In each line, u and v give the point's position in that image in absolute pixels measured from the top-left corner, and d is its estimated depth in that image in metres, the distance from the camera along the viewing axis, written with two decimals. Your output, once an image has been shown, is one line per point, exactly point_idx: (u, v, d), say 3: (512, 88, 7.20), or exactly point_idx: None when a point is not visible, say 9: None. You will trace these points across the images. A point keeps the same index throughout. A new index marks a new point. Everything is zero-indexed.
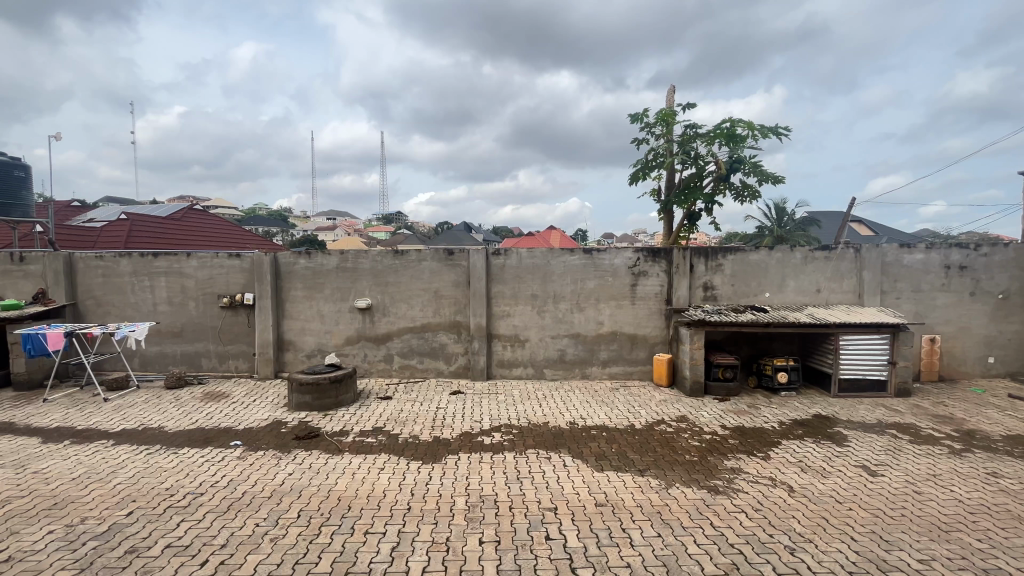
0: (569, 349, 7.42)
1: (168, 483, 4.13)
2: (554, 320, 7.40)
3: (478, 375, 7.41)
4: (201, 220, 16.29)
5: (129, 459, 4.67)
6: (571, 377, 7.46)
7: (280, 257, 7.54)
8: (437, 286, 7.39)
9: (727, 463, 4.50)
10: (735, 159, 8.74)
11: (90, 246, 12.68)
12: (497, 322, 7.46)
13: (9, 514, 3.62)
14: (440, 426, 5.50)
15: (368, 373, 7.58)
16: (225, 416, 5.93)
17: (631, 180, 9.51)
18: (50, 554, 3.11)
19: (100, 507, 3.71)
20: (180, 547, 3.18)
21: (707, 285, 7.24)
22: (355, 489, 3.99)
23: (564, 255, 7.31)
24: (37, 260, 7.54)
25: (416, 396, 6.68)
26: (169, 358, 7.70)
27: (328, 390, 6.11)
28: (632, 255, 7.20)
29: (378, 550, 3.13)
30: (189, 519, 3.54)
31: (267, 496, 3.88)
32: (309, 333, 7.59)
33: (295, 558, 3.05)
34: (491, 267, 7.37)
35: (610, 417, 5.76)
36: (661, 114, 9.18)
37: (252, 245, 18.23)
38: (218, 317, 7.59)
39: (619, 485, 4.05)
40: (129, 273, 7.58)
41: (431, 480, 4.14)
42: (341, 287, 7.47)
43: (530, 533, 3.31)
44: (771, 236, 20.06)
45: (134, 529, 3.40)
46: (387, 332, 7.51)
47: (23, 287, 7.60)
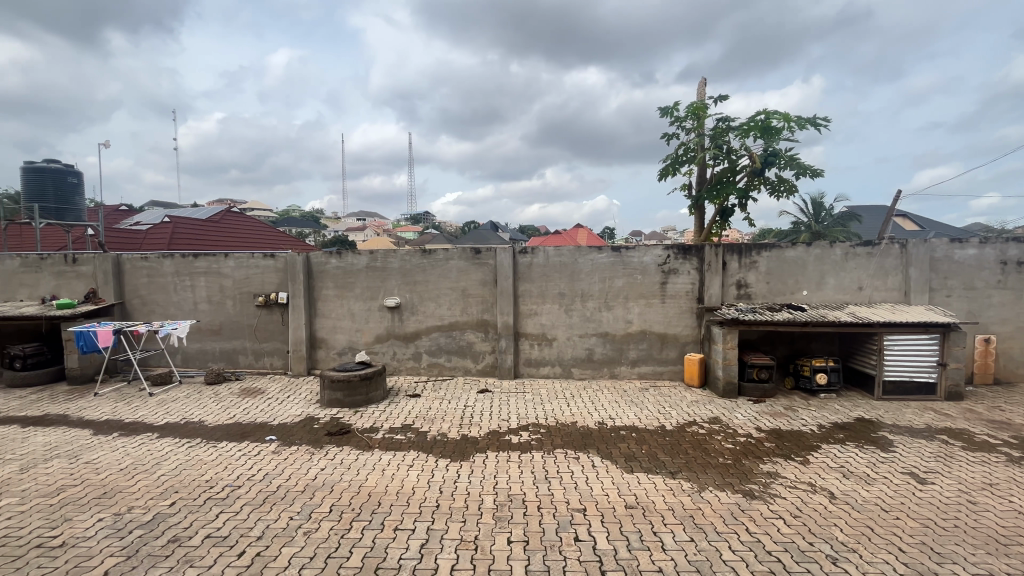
0: (596, 348, 7.33)
1: (206, 475, 4.28)
2: (581, 319, 7.32)
3: (506, 374, 7.41)
4: (238, 221, 16.84)
5: (172, 451, 4.87)
6: (600, 377, 7.37)
7: (312, 257, 7.73)
8: (465, 285, 7.43)
9: (763, 467, 4.34)
10: (770, 152, 8.44)
11: (136, 248, 13.30)
12: (525, 321, 7.44)
13: (64, 502, 3.82)
14: (469, 425, 5.51)
15: (398, 371, 7.69)
16: (261, 411, 6.12)
17: (660, 176, 9.30)
18: (100, 541, 3.26)
19: (146, 497, 3.88)
20: (219, 538, 3.29)
21: (741, 283, 7.02)
22: (385, 486, 4.04)
23: (592, 253, 7.21)
24: (89, 262, 7.97)
25: (444, 394, 6.73)
26: (209, 355, 8.01)
27: (359, 386, 6.22)
28: (661, 252, 7.08)
29: (408, 546, 3.16)
30: (228, 510, 3.66)
31: (301, 491, 3.97)
32: (340, 331, 7.74)
33: (327, 552, 3.10)
34: (518, 265, 7.36)
35: (640, 418, 5.65)
36: (691, 107, 8.95)
37: (286, 245, 18.88)
38: (254, 315, 7.84)
39: (651, 487, 3.97)
40: (172, 273, 7.91)
41: (459, 478, 4.16)
42: (371, 286, 7.59)
43: (559, 534, 3.28)
44: (809, 232, 19.36)
45: (176, 519, 3.54)
46: (416, 330, 7.59)
47: (76, 287, 8.06)
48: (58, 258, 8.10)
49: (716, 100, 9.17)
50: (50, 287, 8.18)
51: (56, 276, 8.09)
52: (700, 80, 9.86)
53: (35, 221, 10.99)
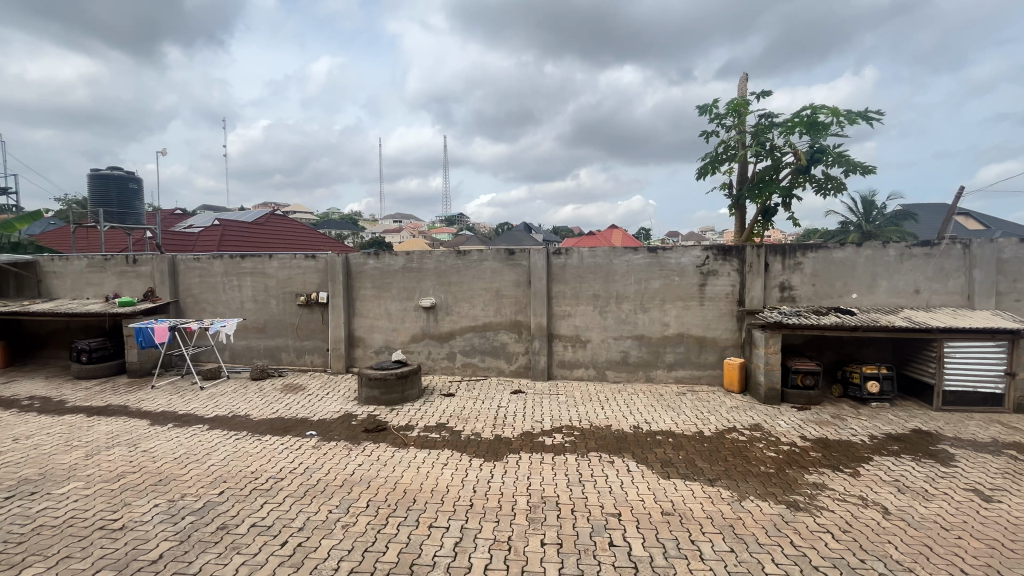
0: (632, 351, 7.20)
1: (252, 467, 4.47)
2: (616, 321, 7.22)
3: (539, 375, 7.40)
4: (282, 224, 17.52)
5: (221, 443, 5.12)
6: (635, 380, 7.24)
7: (351, 258, 7.95)
8: (499, 286, 7.46)
9: (809, 477, 4.15)
10: (816, 149, 8.08)
11: (188, 250, 14.06)
12: (558, 322, 7.40)
13: (124, 487, 4.07)
14: (502, 425, 5.53)
15: (432, 371, 7.81)
16: (302, 407, 6.34)
17: (698, 175, 9.06)
18: (155, 526, 3.46)
19: (197, 485, 4.09)
20: (263, 527, 3.43)
21: (784, 286, 6.75)
22: (420, 483, 4.10)
23: (628, 254, 7.10)
24: (148, 262, 8.50)
25: (478, 394, 6.78)
26: (255, 351, 8.36)
27: (395, 385, 6.35)
28: (700, 253, 6.88)
29: (442, 544, 3.19)
30: (271, 501, 3.81)
31: (339, 485, 4.09)
32: (377, 330, 7.93)
33: (364, 546, 3.18)
34: (552, 266, 7.33)
35: (677, 423, 5.52)
36: (732, 104, 8.68)
37: (326, 247, 19.54)
38: (296, 314, 8.13)
39: (689, 494, 3.86)
40: (221, 273, 8.32)
41: (493, 478, 4.17)
42: (407, 286, 7.74)
43: (593, 538, 3.24)
44: (858, 232, 18.46)
45: (224, 507, 3.72)
46: (450, 330, 7.68)
47: (136, 286, 8.60)
48: (120, 259, 8.67)
49: (759, 96, 8.86)
50: (113, 286, 8.77)
51: (119, 275, 8.67)
52: (741, 76, 9.55)
53: (100, 225, 11.80)
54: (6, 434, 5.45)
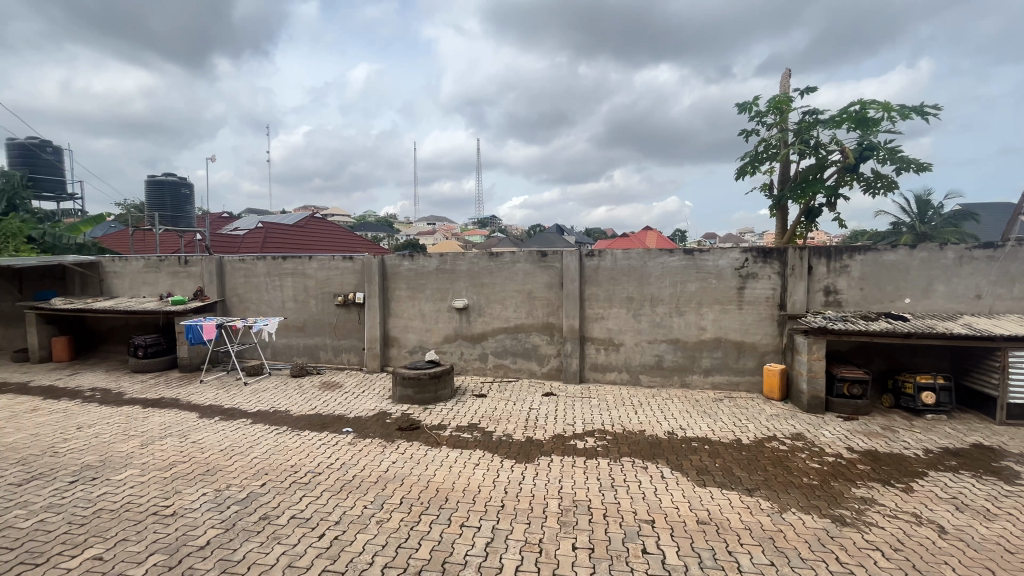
0: (666, 355, 7.05)
1: (292, 461, 4.64)
2: (650, 324, 7.09)
3: (571, 378, 7.35)
4: (321, 226, 18.12)
5: (263, 436, 5.33)
6: (670, 385, 7.08)
7: (387, 260, 8.14)
8: (531, 287, 7.45)
9: (856, 491, 3.95)
10: (865, 146, 7.70)
11: (234, 251, 14.72)
12: (591, 325, 7.33)
13: (175, 476, 4.31)
14: (534, 427, 5.52)
15: (464, 371, 7.88)
16: (339, 404, 6.53)
17: (737, 176, 8.79)
18: (203, 513, 3.64)
19: (241, 477, 4.28)
20: (302, 519, 3.55)
21: (830, 290, 6.45)
22: (452, 482, 4.15)
23: (663, 256, 6.97)
24: (198, 263, 8.97)
25: (509, 396, 6.79)
26: (295, 349, 8.66)
27: (428, 384, 6.44)
28: (738, 255, 6.66)
29: (474, 543, 3.21)
30: (310, 494, 3.94)
31: (374, 481, 4.19)
32: (411, 330, 8.07)
33: (398, 542, 3.24)
34: (585, 268, 7.27)
35: (713, 430, 5.36)
36: (774, 101, 8.38)
37: (363, 249, 20.09)
38: (334, 314, 8.38)
39: (726, 503, 3.74)
40: (264, 274, 8.68)
41: (524, 480, 4.17)
42: (440, 287, 7.85)
43: (626, 544, 3.19)
44: (912, 233, 17.47)
45: (266, 499, 3.87)
46: (483, 331, 7.73)
47: (188, 286, 9.09)
48: (173, 260, 9.18)
49: (803, 92, 8.52)
50: (166, 285, 9.29)
51: (172, 275, 9.17)
52: (784, 72, 9.20)
53: (155, 228, 12.53)
54: (71, 422, 5.85)
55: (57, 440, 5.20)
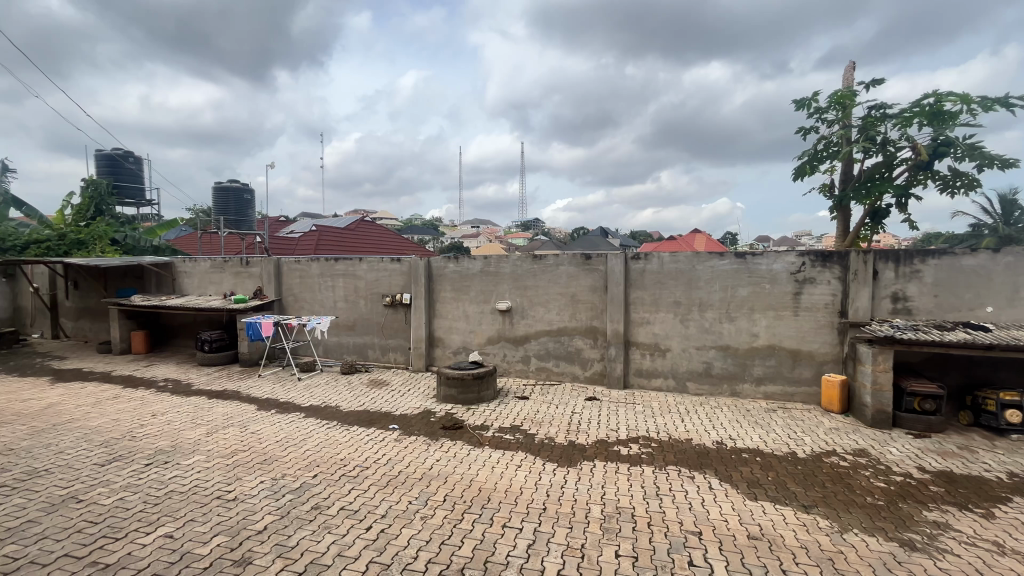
0: (715, 362, 6.81)
1: (341, 454, 4.83)
2: (698, 330, 6.86)
3: (615, 383, 7.23)
4: (371, 229, 18.84)
5: (315, 430, 5.59)
6: (719, 394, 6.83)
7: (432, 262, 8.32)
8: (574, 290, 7.40)
9: (927, 515, 3.65)
10: (940, 142, 7.13)
11: (291, 253, 15.51)
12: (636, 329, 7.19)
13: (236, 464, 4.59)
14: (576, 431, 5.48)
15: (507, 373, 7.92)
16: (386, 401, 6.74)
17: (794, 176, 8.37)
18: (261, 500, 3.86)
19: (295, 467, 4.50)
20: (351, 511, 3.69)
21: (898, 296, 6.02)
22: (494, 483, 4.18)
23: (712, 259, 6.74)
24: (258, 264, 9.53)
25: (552, 399, 6.76)
26: (345, 348, 9.01)
27: (471, 385, 6.53)
28: (795, 259, 6.34)
29: (516, 544, 3.23)
30: (358, 487, 4.09)
31: (418, 477, 4.29)
32: (455, 331, 8.21)
33: (441, 538, 3.30)
34: (630, 271, 7.15)
35: (766, 441, 5.12)
36: (835, 97, 7.93)
37: (410, 251, 20.72)
38: (382, 314, 8.66)
39: (780, 519, 3.56)
40: (317, 274, 9.09)
41: (566, 484, 4.15)
42: (484, 289, 7.94)
43: (671, 555, 3.10)
44: (994, 236, 16.00)
45: (318, 489, 4.05)
46: (525, 334, 7.75)
47: (249, 286, 9.67)
48: (236, 261, 9.80)
49: (869, 86, 8.01)
50: (230, 285, 9.92)
51: (235, 275, 9.79)
52: (848, 65, 8.69)
53: (221, 231, 13.42)
54: (146, 410, 6.35)
55: (134, 426, 5.66)
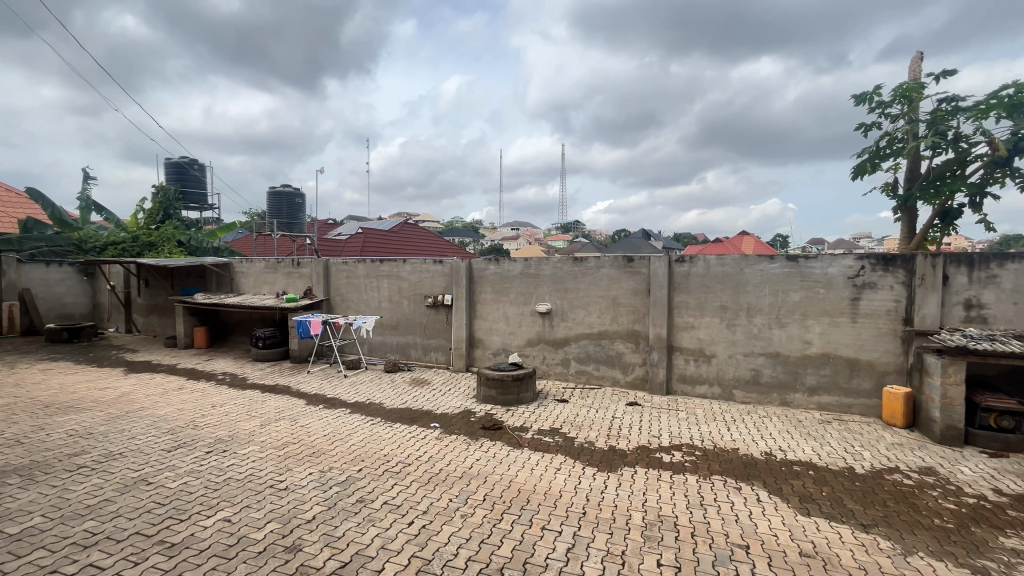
0: (764, 369, 6.53)
1: (385, 450, 4.98)
2: (746, 335, 6.61)
3: (657, 389, 7.06)
4: (414, 232, 19.31)
5: (360, 425, 5.78)
6: (768, 403, 6.54)
7: (474, 264, 8.43)
8: (616, 293, 7.30)
9: (1005, 541, 3.35)
10: (1021, 136, 6.55)
11: (339, 254, 16.10)
12: (680, 334, 7.00)
13: (287, 455, 4.82)
14: (617, 436, 5.40)
15: (546, 375, 7.91)
16: (427, 400, 6.88)
17: (853, 175, 7.92)
18: (310, 490, 4.04)
19: (342, 461, 4.68)
20: (393, 505, 3.80)
21: (971, 303, 5.58)
22: (533, 484, 4.19)
23: (762, 262, 6.47)
24: (309, 265, 9.97)
25: (591, 403, 6.69)
26: (388, 347, 9.27)
27: (511, 386, 6.56)
28: (853, 262, 6.00)
29: (555, 547, 3.22)
30: (400, 483, 4.20)
31: (458, 476, 4.36)
32: (496, 333, 8.28)
33: (481, 537, 3.34)
34: (674, 274, 6.97)
35: (820, 454, 4.86)
36: (900, 90, 7.44)
37: (451, 253, 21.07)
38: (424, 314, 8.85)
39: (835, 537, 3.37)
40: (363, 275, 9.40)
41: (606, 489, 4.09)
42: (524, 291, 7.96)
43: (716, 568, 3.00)
44: None
45: (363, 483, 4.19)
46: (565, 337, 7.71)
47: (300, 286, 10.13)
48: (289, 262, 10.29)
49: (938, 78, 7.47)
50: (282, 284, 10.42)
51: (288, 275, 10.28)
52: (915, 55, 8.13)
53: (274, 233, 14.11)
54: (207, 401, 6.78)
55: (196, 415, 6.05)
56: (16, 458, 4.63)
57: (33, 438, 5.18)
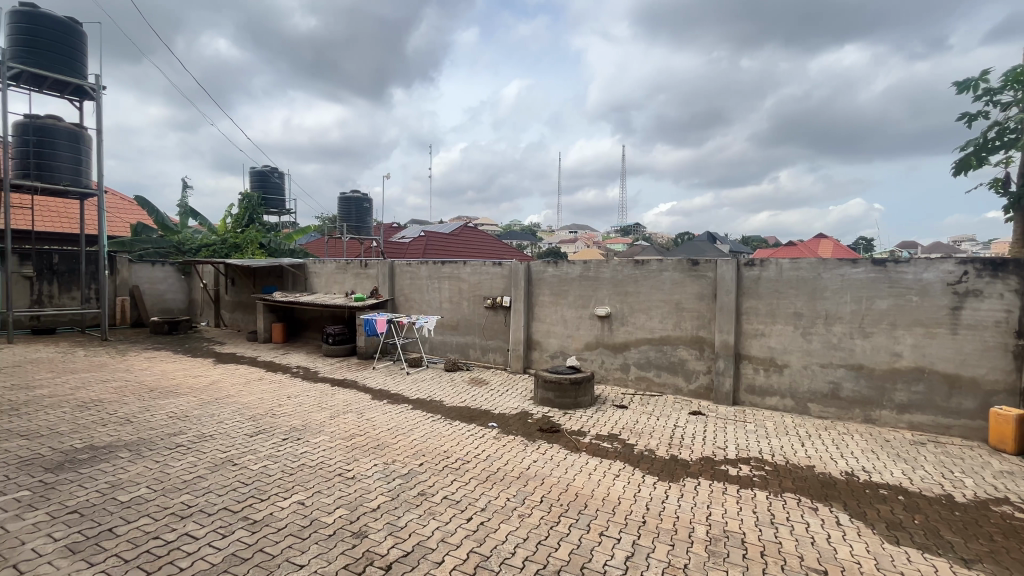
0: (845, 383, 6.03)
1: (445, 446, 5.11)
2: (824, 345, 6.14)
3: (723, 399, 6.73)
4: (473, 236, 19.67)
5: (420, 422, 5.97)
6: (849, 419, 6.03)
7: (533, 266, 8.48)
8: (679, 298, 7.05)
9: None
10: None
11: (402, 256, 16.75)
12: (748, 342, 6.64)
13: (355, 446, 5.09)
14: (679, 446, 5.21)
15: (605, 380, 7.77)
16: (486, 400, 6.99)
17: (954, 171, 7.15)
18: (375, 481, 4.23)
19: (404, 454, 4.87)
20: (453, 500, 3.90)
21: None
22: (591, 489, 4.13)
23: (843, 266, 6.00)
24: (375, 266, 10.47)
25: (652, 410, 6.50)
26: (448, 346, 9.52)
27: (569, 390, 6.51)
28: (953, 267, 5.41)
29: (614, 554, 3.16)
30: (459, 479, 4.30)
31: (516, 476, 4.39)
32: (553, 335, 8.26)
33: (538, 538, 3.34)
34: (742, 279, 6.63)
35: (911, 479, 4.42)
36: (1012, 75, 6.63)
37: (507, 255, 21.21)
38: (483, 316, 9.00)
39: (930, 571, 3.04)
40: (426, 276, 9.73)
41: (668, 499, 3.96)
42: (583, 294, 7.89)
43: None
44: None
45: (424, 477, 4.34)
46: (625, 341, 7.55)
47: (367, 286, 10.65)
48: (357, 263, 10.86)
49: None
50: (351, 284, 11.01)
51: (356, 276, 10.85)
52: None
53: (344, 235, 14.92)
54: (283, 391, 7.29)
55: (274, 405, 6.53)
56: (127, 435, 5.23)
57: (140, 418, 5.83)
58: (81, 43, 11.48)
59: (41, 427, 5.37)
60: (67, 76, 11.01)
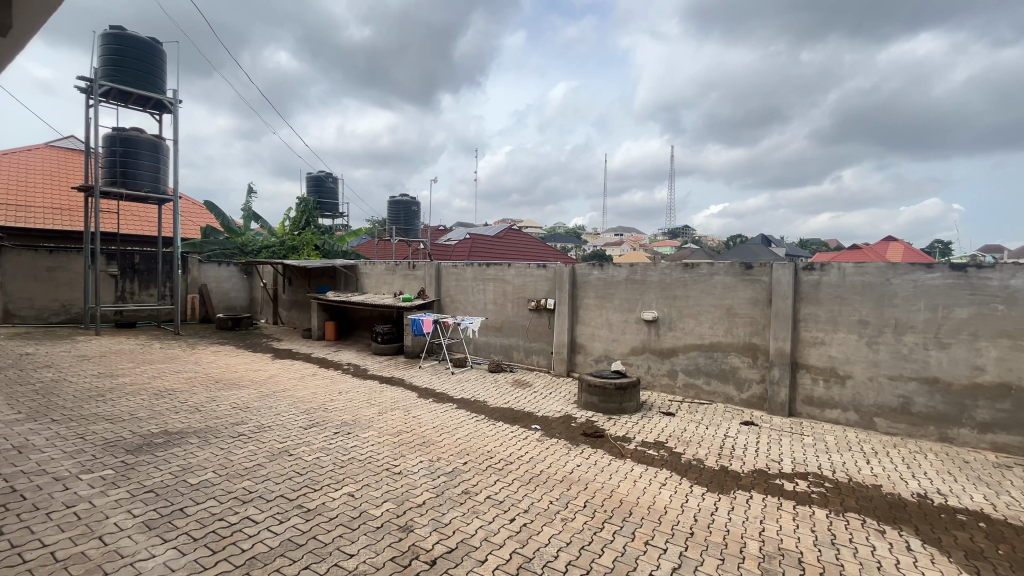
0: (917, 397, 5.59)
1: (489, 447, 5.16)
2: (892, 356, 5.72)
3: (778, 409, 6.41)
4: (517, 238, 19.74)
5: (464, 421, 6.06)
6: (922, 437, 5.57)
7: (578, 269, 8.43)
8: (731, 303, 6.77)
9: None
10: None
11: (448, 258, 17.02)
12: (807, 350, 6.29)
13: (402, 442, 5.23)
14: (730, 456, 5.00)
15: (651, 386, 7.58)
16: (529, 402, 7.01)
17: None
18: (421, 477, 4.33)
19: (449, 453, 4.96)
20: (496, 501, 3.93)
21: None
22: (636, 497, 4.05)
23: (916, 272, 5.57)
24: (423, 267, 10.74)
25: (700, 418, 6.28)
26: (493, 347, 9.61)
27: (613, 395, 6.40)
28: None
29: (659, 565, 3.08)
30: (501, 480, 4.32)
31: (559, 479, 4.37)
32: (598, 339, 8.16)
33: (581, 543, 3.31)
34: (800, 284, 6.30)
35: (994, 504, 4.03)
36: None
37: (546, 258, 21.17)
38: (527, 318, 9.02)
39: None
40: (471, 278, 9.87)
41: (717, 512, 3.81)
42: (629, 297, 7.75)
43: None
44: None
45: (467, 476, 4.39)
46: (673, 347, 7.34)
47: (415, 287, 10.94)
48: (406, 265, 11.18)
49: None
50: (399, 285, 11.34)
51: (405, 277, 11.18)
52: None
53: (393, 238, 15.39)
54: (335, 387, 7.62)
55: (327, 399, 6.83)
56: (196, 422, 5.64)
57: (207, 407, 6.27)
58: (161, 61, 12.48)
59: (123, 412, 5.89)
60: (149, 91, 12.02)
